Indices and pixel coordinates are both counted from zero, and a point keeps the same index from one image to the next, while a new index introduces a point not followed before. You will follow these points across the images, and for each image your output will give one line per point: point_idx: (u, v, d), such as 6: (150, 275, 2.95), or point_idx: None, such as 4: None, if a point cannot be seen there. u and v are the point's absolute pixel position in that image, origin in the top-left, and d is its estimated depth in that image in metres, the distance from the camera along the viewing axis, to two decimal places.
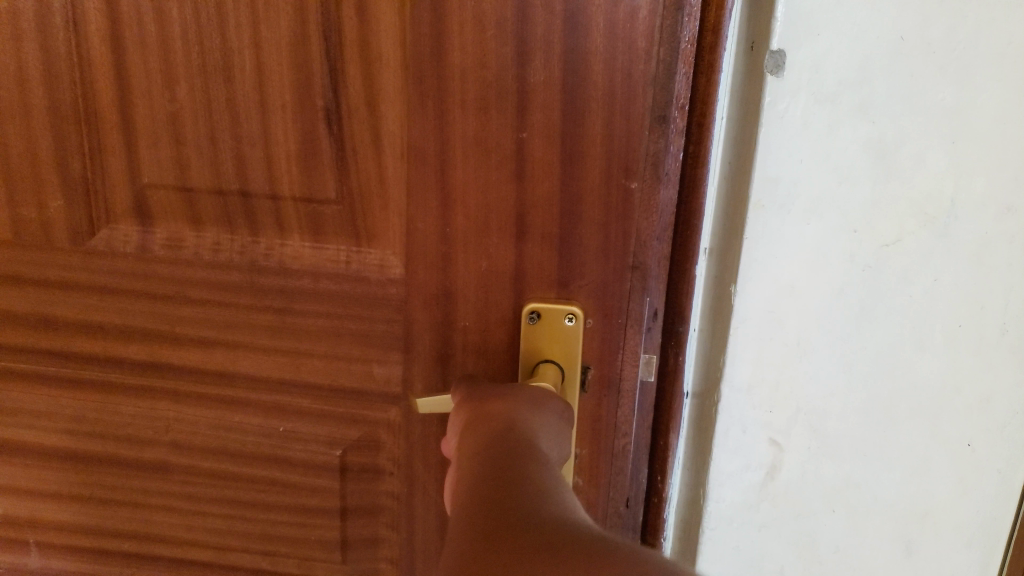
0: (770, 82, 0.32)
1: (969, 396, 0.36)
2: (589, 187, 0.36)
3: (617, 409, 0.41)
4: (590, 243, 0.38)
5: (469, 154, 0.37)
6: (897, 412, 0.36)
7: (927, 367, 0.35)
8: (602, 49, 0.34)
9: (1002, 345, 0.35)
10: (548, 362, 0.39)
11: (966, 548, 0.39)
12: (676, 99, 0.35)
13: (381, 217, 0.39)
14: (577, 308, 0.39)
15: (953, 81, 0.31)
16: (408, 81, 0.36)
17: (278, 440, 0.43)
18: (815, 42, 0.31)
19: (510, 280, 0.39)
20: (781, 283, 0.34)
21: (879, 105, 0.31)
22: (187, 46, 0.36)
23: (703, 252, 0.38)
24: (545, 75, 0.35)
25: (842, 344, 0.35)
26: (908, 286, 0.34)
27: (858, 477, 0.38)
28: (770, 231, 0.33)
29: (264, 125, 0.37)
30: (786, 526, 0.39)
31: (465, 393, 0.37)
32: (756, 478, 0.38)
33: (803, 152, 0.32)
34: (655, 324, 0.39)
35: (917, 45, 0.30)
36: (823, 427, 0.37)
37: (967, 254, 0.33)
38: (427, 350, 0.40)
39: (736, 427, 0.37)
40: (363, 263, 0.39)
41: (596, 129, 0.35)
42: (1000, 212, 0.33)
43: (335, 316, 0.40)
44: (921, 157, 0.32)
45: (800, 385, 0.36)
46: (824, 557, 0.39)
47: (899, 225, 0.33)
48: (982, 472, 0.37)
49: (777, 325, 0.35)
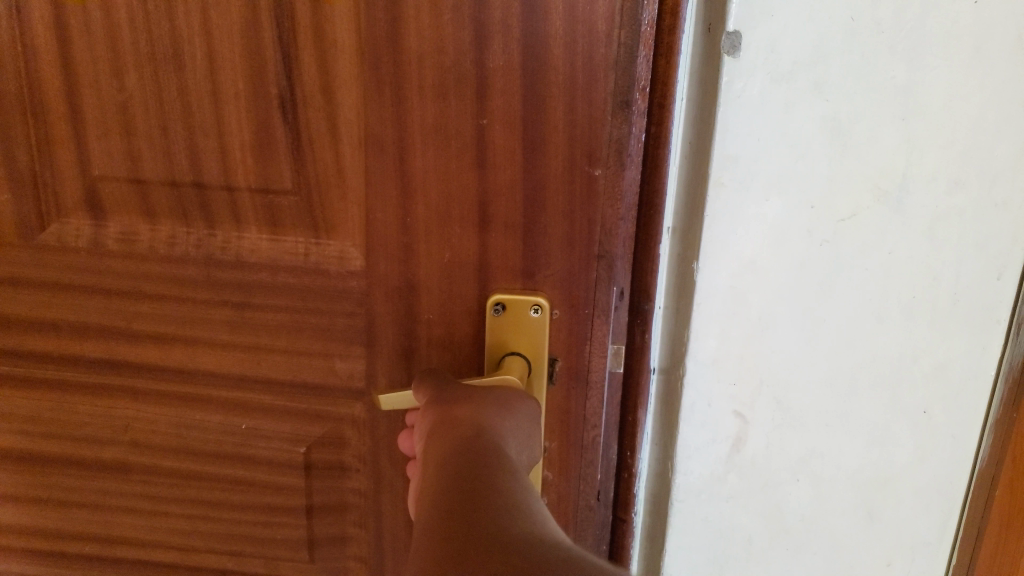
0: (727, 63, 0.31)
1: (925, 364, 0.35)
2: (552, 174, 0.36)
3: (586, 401, 0.40)
4: (555, 231, 0.37)
5: (429, 142, 0.36)
6: (857, 383, 0.36)
7: (886, 338, 0.35)
8: (561, 33, 0.34)
9: (956, 314, 0.34)
10: (514, 355, 0.38)
11: (924, 511, 0.38)
12: (639, 83, 0.34)
13: (339, 208, 0.38)
14: (543, 299, 0.38)
15: (903, 61, 0.30)
16: (365, 68, 0.35)
17: (241, 438, 0.42)
18: (771, 23, 0.30)
19: (473, 271, 0.38)
20: (742, 260, 0.33)
21: (833, 83, 0.31)
22: (134, 33, 0.35)
23: (666, 230, 0.37)
24: (504, 60, 0.34)
25: (802, 318, 0.34)
26: (867, 259, 0.33)
27: (823, 446, 0.37)
28: (731, 209, 0.33)
29: (217, 115, 0.36)
30: (754, 496, 0.38)
31: (431, 392, 0.36)
32: (722, 450, 0.37)
33: (759, 130, 0.31)
34: (621, 303, 0.38)
35: (867, 26, 0.30)
36: (786, 400, 0.36)
37: (921, 225, 0.33)
38: (391, 344, 0.39)
39: (702, 400, 0.37)
40: (323, 256, 0.38)
41: (558, 115, 0.35)
42: (950, 186, 0.32)
43: (296, 309, 0.39)
44: (876, 135, 0.31)
45: (763, 360, 0.35)
46: (792, 526, 0.39)
47: (855, 201, 0.32)
48: (939, 439, 0.37)
49: (739, 300, 0.34)
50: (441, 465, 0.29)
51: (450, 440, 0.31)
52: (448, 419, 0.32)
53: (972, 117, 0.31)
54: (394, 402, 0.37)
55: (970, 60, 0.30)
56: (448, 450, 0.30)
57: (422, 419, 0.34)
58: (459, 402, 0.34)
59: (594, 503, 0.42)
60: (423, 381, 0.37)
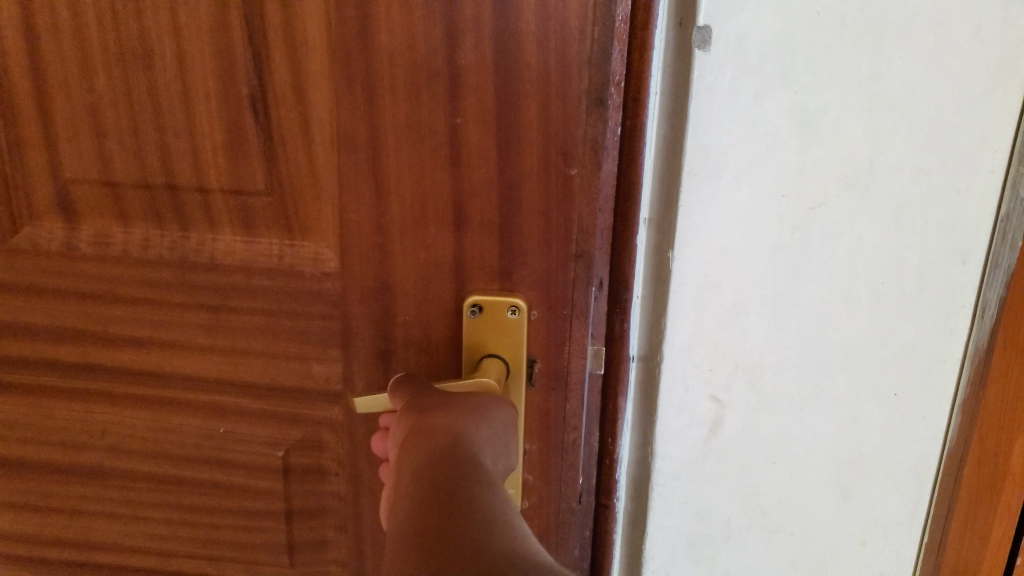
0: (698, 56, 0.32)
1: (894, 349, 0.35)
2: (528, 173, 0.36)
3: (566, 403, 0.39)
4: (531, 231, 0.37)
5: (402, 140, 0.35)
6: (829, 366, 0.36)
7: (857, 322, 0.35)
8: (534, 29, 0.33)
9: (923, 298, 0.35)
10: (491, 357, 0.38)
11: (897, 492, 0.38)
12: (614, 78, 0.34)
13: (313, 208, 0.37)
14: (520, 300, 0.37)
15: (867, 52, 0.31)
16: (336, 66, 0.35)
17: (219, 442, 0.42)
18: (740, 18, 0.31)
19: (450, 271, 0.37)
20: (715, 246, 0.34)
21: (800, 73, 0.31)
22: (103, 34, 0.35)
23: (642, 221, 0.38)
24: (476, 57, 0.34)
25: (774, 304, 0.35)
26: (837, 245, 0.34)
27: (797, 430, 0.37)
28: (704, 198, 0.33)
29: (188, 116, 0.36)
30: (730, 480, 0.39)
31: (405, 397, 0.35)
32: (699, 435, 0.38)
33: (731, 121, 0.32)
34: (602, 291, 0.38)
35: (832, 18, 0.31)
36: (760, 384, 0.37)
37: (889, 211, 0.33)
38: (368, 347, 0.39)
39: (679, 385, 0.37)
40: (297, 257, 0.38)
41: (532, 113, 0.35)
42: (915, 173, 0.33)
43: (271, 311, 0.39)
44: (843, 124, 0.32)
45: (737, 345, 0.36)
46: (767, 509, 0.39)
47: (824, 188, 0.33)
48: (909, 423, 0.37)
49: (713, 286, 0.35)
50: (418, 481, 0.28)
51: (427, 451, 0.30)
52: (423, 427, 0.32)
53: (935, 104, 0.32)
54: (370, 404, 0.36)
55: (932, 50, 0.31)
56: (426, 463, 0.30)
57: (398, 425, 0.34)
58: (434, 409, 0.33)
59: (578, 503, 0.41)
60: (396, 389, 0.36)
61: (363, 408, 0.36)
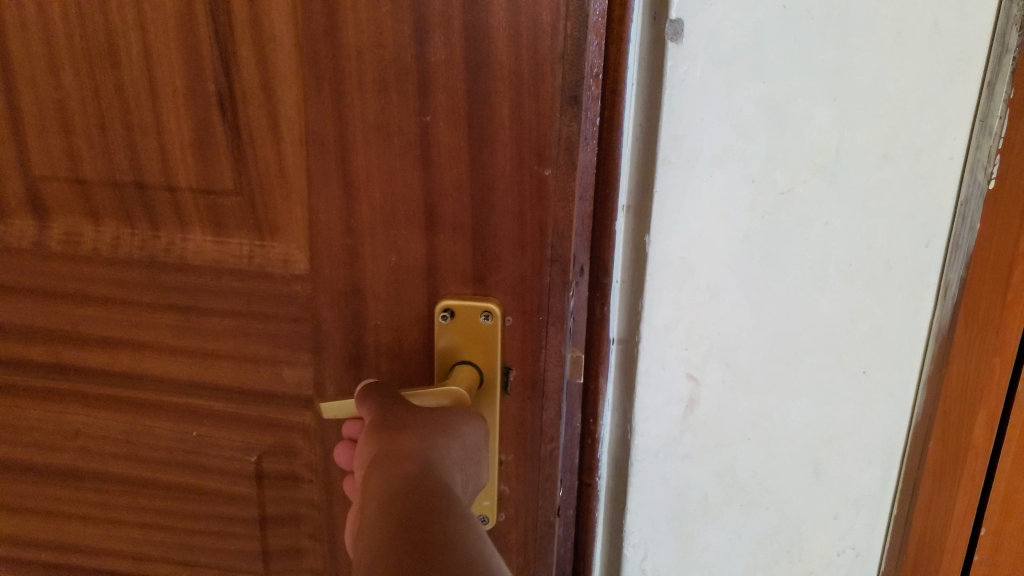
0: (671, 47, 0.33)
1: (863, 328, 0.37)
2: (501, 174, 0.34)
3: (542, 413, 0.38)
4: (505, 235, 0.35)
5: (371, 139, 0.34)
6: (800, 347, 0.38)
7: (826, 302, 0.37)
8: (504, 25, 0.32)
9: (889, 280, 0.36)
10: (463, 364, 0.36)
11: (867, 468, 0.40)
12: (592, 70, 0.33)
13: (283, 209, 0.36)
14: (494, 305, 0.36)
15: (832, 45, 0.33)
16: (304, 63, 0.34)
17: (192, 446, 0.41)
18: (710, 11, 0.33)
19: (421, 274, 0.36)
20: (690, 230, 0.36)
21: (769, 65, 0.33)
22: (69, 29, 0.34)
23: (621, 208, 0.37)
24: (446, 53, 0.33)
25: (747, 285, 0.37)
26: (806, 229, 0.36)
27: (770, 406, 0.39)
28: (677, 184, 0.36)
29: (155, 113, 0.35)
30: (707, 456, 0.41)
31: (374, 415, 0.33)
32: (677, 412, 0.40)
33: (703, 111, 0.34)
34: (582, 279, 0.37)
35: (799, 12, 0.32)
36: (735, 362, 0.39)
37: (854, 196, 0.35)
38: (339, 351, 0.38)
39: (657, 364, 0.39)
40: (267, 259, 0.37)
41: (504, 111, 0.33)
42: (880, 160, 0.34)
43: (244, 312, 0.38)
44: (810, 113, 0.34)
45: (711, 325, 0.38)
46: (743, 484, 0.41)
47: (793, 173, 0.35)
48: (875, 398, 0.39)
49: (688, 270, 0.37)
50: (382, 509, 0.26)
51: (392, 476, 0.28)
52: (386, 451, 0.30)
53: (898, 94, 0.33)
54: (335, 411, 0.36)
55: (893, 43, 0.33)
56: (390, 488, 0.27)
57: (364, 449, 0.32)
58: (403, 431, 0.31)
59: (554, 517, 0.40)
60: (363, 397, 0.35)
61: (331, 415, 0.36)
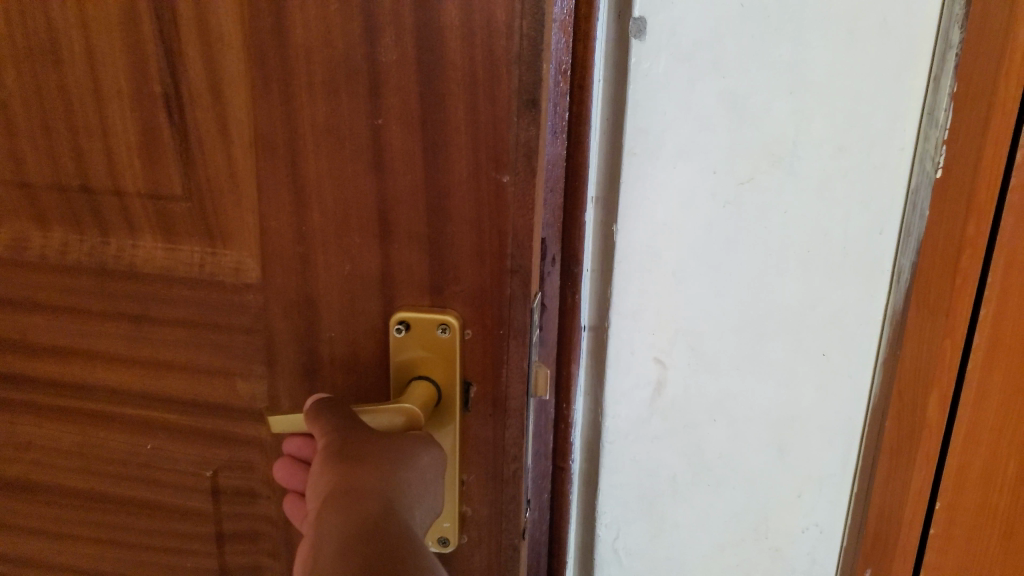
0: (634, 43, 0.40)
1: (820, 312, 0.44)
2: (457, 181, 0.33)
3: (505, 432, 0.36)
4: (462, 244, 0.34)
5: (321, 144, 0.33)
6: (764, 329, 0.45)
7: (784, 292, 0.44)
8: (457, 23, 0.31)
9: (845, 265, 0.43)
10: (420, 379, 0.35)
11: (829, 446, 0.48)
12: (559, 66, 0.37)
13: (234, 215, 0.35)
14: (452, 318, 0.34)
15: (787, 38, 0.39)
16: (252, 64, 0.32)
17: (145, 459, 0.40)
18: (667, 11, 0.39)
19: (376, 284, 0.35)
20: (656, 223, 0.43)
21: (727, 61, 0.39)
22: (11, 28, 0.33)
23: (590, 200, 0.44)
24: (397, 54, 0.31)
25: (710, 275, 0.44)
26: (764, 225, 0.43)
27: (732, 387, 0.47)
28: (642, 173, 0.42)
29: (100, 114, 0.34)
30: (677, 434, 0.49)
31: (330, 438, 0.31)
32: (646, 395, 0.48)
33: (667, 107, 0.41)
34: (554, 268, 0.42)
35: (755, 9, 0.38)
36: (699, 346, 0.46)
37: (811, 188, 0.42)
38: (292, 363, 0.37)
39: (627, 349, 0.47)
40: (218, 268, 0.36)
41: (459, 114, 0.32)
42: (834, 151, 0.41)
43: (196, 322, 0.37)
44: (768, 108, 0.40)
45: (677, 311, 0.45)
46: (709, 460, 0.49)
47: (750, 168, 0.41)
48: (838, 379, 0.46)
49: (654, 259, 0.44)
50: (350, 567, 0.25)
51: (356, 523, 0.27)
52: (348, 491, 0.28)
53: (846, 90, 0.39)
54: (284, 424, 0.34)
55: (843, 41, 0.39)
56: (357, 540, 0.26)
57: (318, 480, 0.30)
58: (365, 463, 0.30)
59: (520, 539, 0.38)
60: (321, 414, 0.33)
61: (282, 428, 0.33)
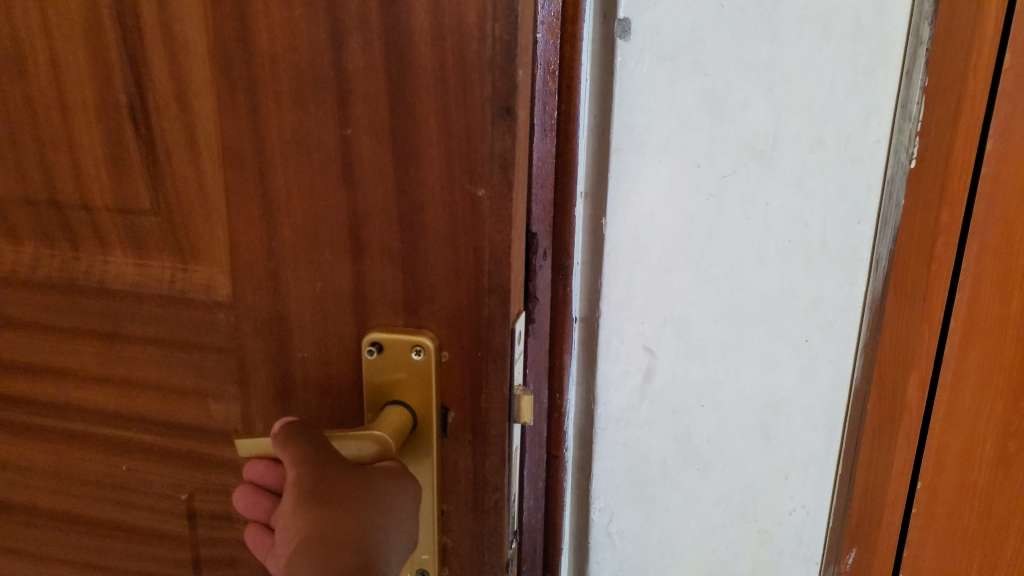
0: (620, 44, 0.39)
1: (803, 299, 0.43)
2: (430, 194, 0.31)
3: (485, 460, 0.34)
4: (437, 261, 0.32)
5: (289, 155, 0.32)
6: (748, 316, 0.44)
7: (768, 276, 0.43)
8: (426, 27, 0.29)
9: (826, 252, 0.42)
10: (395, 404, 0.33)
11: (812, 429, 0.46)
12: (547, 68, 0.36)
13: (204, 229, 0.34)
14: (427, 339, 0.32)
15: (764, 39, 0.38)
16: (217, 71, 0.31)
17: (121, 481, 0.39)
18: (653, 11, 0.38)
19: (349, 303, 0.33)
20: (643, 211, 0.42)
21: (708, 59, 0.39)
22: None
23: (580, 193, 0.42)
24: (364, 60, 0.30)
25: (696, 262, 0.42)
26: (748, 209, 0.41)
27: (720, 374, 0.45)
28: (628, 170, 0.41)
29: (65, 125, 0.33)
30: (664, 423, 0.46)
31: (297, 471, 0.29)
32: (635, 382, 0.45)
33: (650, 103, 0.39)
34: (546, 264, 0.40)
35: (734, 10, 0.38)
36: (686, 333, 0.44)
37: (791, 177, 0.40)
38: (265, 384, 0.35)
39: (615, 338, 0.44)
40: (188, 284, 0.34)
41: (430, 124, 0.30)
42: (814, 144, 0.40)
43: (167, 340, 0.35)
44: (748, 102, 0.39)
45: (664, 299, 0.43)
46: (699, 449, 0.47)
47: (734, 158, 0.40)
48: (819, 365, 0.44)
49: (641, 248, 0.42)
50: None
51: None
52: (325, 540, 0.27)
53: (826, 81, 0.39)
54: (250, 447, 0.32)
55: (819, 38, 0.38)
56: None
57: (287, 526, 0.28)
58: (336, 510, 0.28)
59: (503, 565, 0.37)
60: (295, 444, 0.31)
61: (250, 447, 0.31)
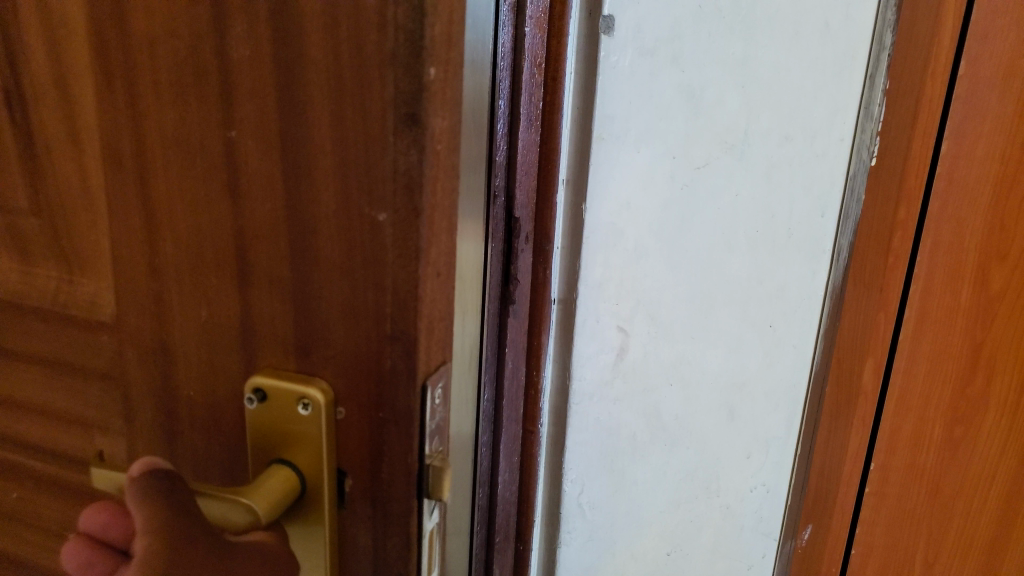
0: (604, 39, 0.41)
1: (769, 285, 0.50)
2: (323, 215, 0.25)
3: (386, 539, 0.28)
4: (331, 299, 0.26)
5: (171, 158, 0.26)
6: (715, 300, 0.50)
7: (735, 262, 0.49)
8: (319, 10, 0.23)
9: (790, 243, 0.50)
10: (281, 464, 0.27)
11: (773, 408, 0.54)
12: (535, 58, 0.38)
13: (88, 238, 0.29)
14: (316, 392, 0.27)
15: (738, 39, 0.43)
16: (93, 56, 0.26)
17: (15, 507, 0.36)
18: (635, 11, 0.41)
19: (237, 337, 0.28)
20: (621, 200, 0.44)
21: (686, 58, 0.43)
22: None
23: (560, 181, 0.44)
24: (249, 48, 0.24)
25: (668, 249, 0.47)
26: (717, 200, 0.47)
27: (686, 353, 0.51)
28: (610, 157, 0.43)
29: None
30: (636, 397, 0.50)
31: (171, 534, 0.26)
32: (610, 358, 0.48)
33: (631, 95, 0.42)
34: (526, 246, 0.42)
35: (711, 12, 0.42)
36: (657, 314, 0.48)
37: (760, 171, 0.47)
38: (149, 423, 0.30)
39: (592, 317, 0.47)
40: (72, 298, 0.30)
41: (323, 131, 0.24)
42: (783, 140, 0.47)
43: (49, 361, 0.32)
44: (720, 98, 0.44)
45: (639, 283, 0.47)
46: (666, 423, 0.52)
47: (706, 152, 0.45)
48: (783, 345, 0.53)
49: (619, 233, 0.45)
50: None
51: None
52: None
53: (794, 83, 0.45)
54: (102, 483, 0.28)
55: (789, 41, 0.44)
56: None
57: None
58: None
59: (467, 531, 0.41)
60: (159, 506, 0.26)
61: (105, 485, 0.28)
